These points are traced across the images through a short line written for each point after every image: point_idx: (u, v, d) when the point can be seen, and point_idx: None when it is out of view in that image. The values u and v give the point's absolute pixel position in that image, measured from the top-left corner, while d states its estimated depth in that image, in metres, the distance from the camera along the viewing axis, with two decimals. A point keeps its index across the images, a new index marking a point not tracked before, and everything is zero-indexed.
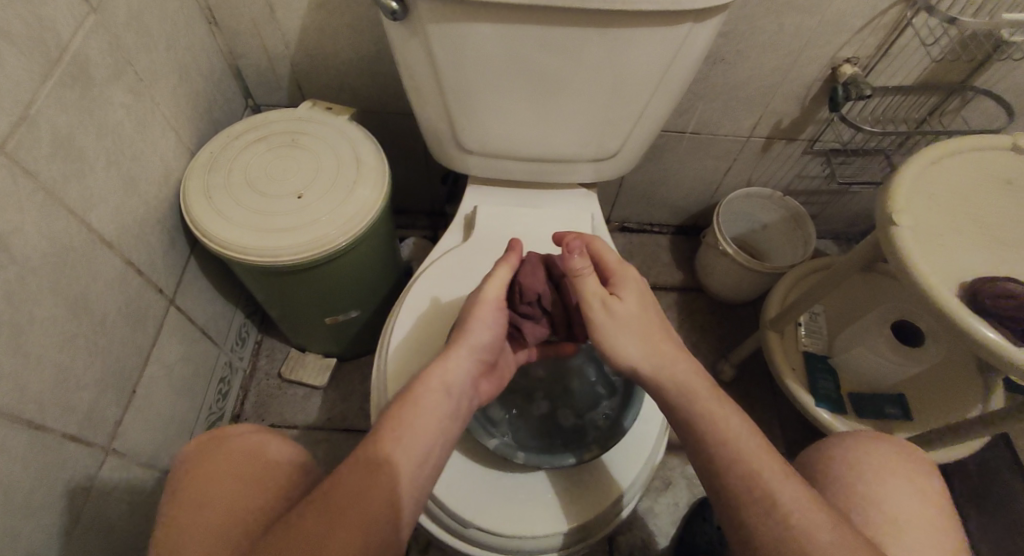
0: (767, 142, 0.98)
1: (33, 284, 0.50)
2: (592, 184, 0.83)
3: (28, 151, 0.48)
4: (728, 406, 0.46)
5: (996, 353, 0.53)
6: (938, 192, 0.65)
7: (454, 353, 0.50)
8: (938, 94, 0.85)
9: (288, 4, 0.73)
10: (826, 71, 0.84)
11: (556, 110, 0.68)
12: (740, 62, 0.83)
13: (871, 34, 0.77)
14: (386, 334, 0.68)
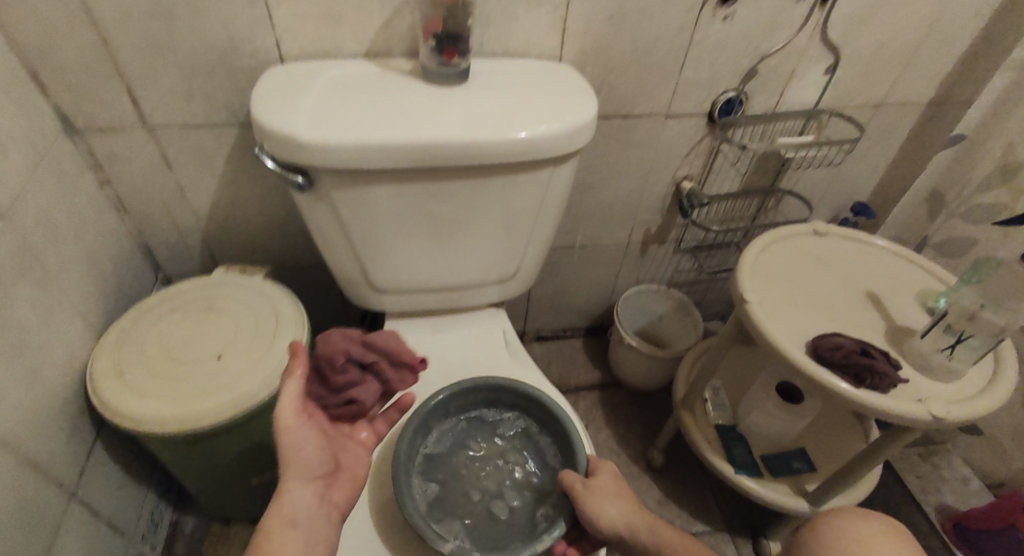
0: (642, 247, 1.15)
1: None
2: (499, 304, 0.92)
3: None
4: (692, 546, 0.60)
5: (849, 395, 0.65)
6: (772, 272, 0.81)
7: (286, 487, 0.54)
8: (759, 197, 1.07)
9: (199, 185, 0.80)
10: (672, 187, 1.03)
11: (455, 247, 0.78)
12: (602, 187, 1.00)
13: (695, 157, 0.98)
14: None
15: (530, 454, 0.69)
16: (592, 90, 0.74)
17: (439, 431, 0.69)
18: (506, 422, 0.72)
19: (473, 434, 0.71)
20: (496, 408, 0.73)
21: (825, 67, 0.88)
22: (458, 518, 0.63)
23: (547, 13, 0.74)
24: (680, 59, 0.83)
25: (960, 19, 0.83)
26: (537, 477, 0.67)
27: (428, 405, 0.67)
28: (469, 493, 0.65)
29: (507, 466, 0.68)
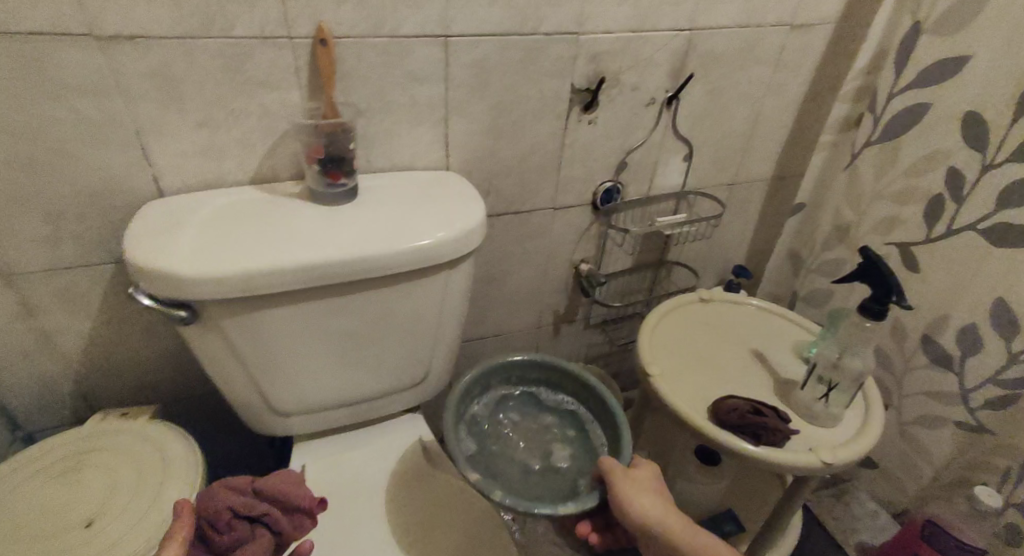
0: (554, 327, 1.18)
1: None
2: (416, 409, 0.89)
3: None
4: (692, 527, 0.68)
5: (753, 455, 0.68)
6: (669, 341, 0.86)
7: None
8: (651, 270, 1.16)
9: (69, 328, 0.74)
10: (571, 270, 1.10)
11: (360, 358, 0.77)
12: (506, 277, 1.04)
13: (587, 241, 1.06)
14: None
15: (565, 429, 0.91)
16: (478, 196, 0.79)
17: (478, 408, 0.91)
18: (563, 405, 0.94)
19: (531, 407, 0.94)
20: (555, 393, 0.96)
21: (682, 156, 1.01)
22: (498, 470, 0.83)
23: (429, 131, 0.80)
24: (556, 159, 0.92)
25: (779, 111, 1.00)
26: (572, 461, 0.85)
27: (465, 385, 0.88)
28: (507, 463, 0.84)
29: (533, 437, 0.89)
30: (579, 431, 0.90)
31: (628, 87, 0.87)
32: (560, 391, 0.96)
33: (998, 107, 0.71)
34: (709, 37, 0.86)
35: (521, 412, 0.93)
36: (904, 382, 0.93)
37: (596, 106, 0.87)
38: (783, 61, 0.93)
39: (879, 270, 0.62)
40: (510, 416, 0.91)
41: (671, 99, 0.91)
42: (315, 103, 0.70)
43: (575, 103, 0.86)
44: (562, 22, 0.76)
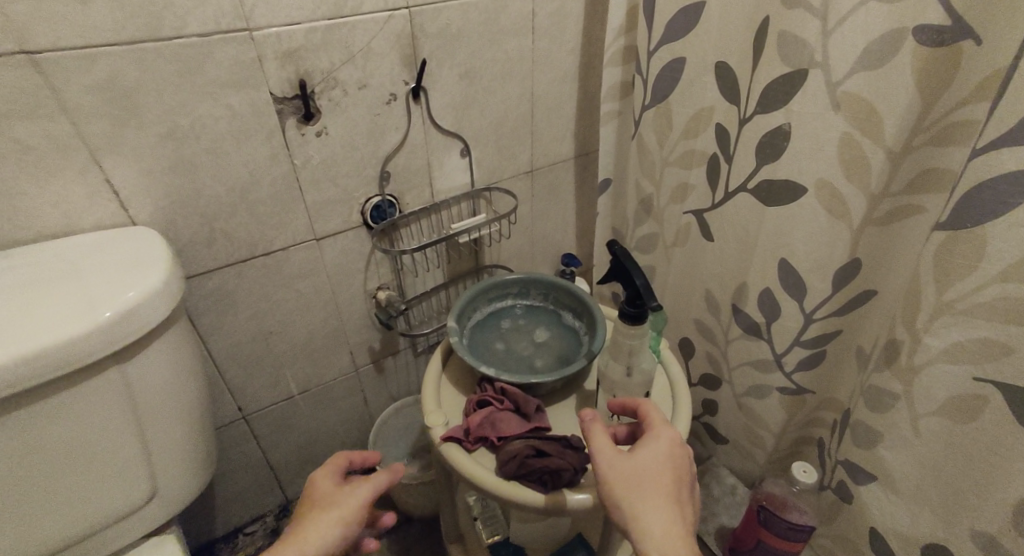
0: (376, 365, 1.03)
1: None
2: (165, 526, 0.70)
3: None
4: (673, 513, 0.47)
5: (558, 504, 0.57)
6: (461, 380, 0.73)
7: None
8: (468, 279, 1.04)
9: None
10: (370, 301, 0.94)
11: (20, 508, 0.55)
12: (286, 327, 0.87)
13: (378, 267, 0.91)
14: None
15: (564, 338, 0.76)
16: (166, 255, 0.61)
17: (494, 303, 0.80)
18: (566, 314, 0.78)
19: (563, 304, 0.79)
20: (567, 304, 0.79)
21: (458, 152, 0.88)
22: (520, 346, 0.74)
23: (77, 180, 0.61)
24: (294, 185, 0.75)
25: (553, 85, 0.90)
26: (558, 355, 0.73)
27: (529, 278, 0.80)
28: (495, 346, 0.74)
29: (527, 332, 0.76)
30: (566, 333, 0.76)
31: (353, 85, 0.72)
32: (567, 304, 0.79)
33: (740, 53, 0.64)
34: (435, 13, 0.72)
35: (545, 322, 0.78)
36: (727, 353, 0.88)
37: (318, 114, 0.71)
38: (539, 29, 0.82)
39: (624, 269, 0.55)
40: (508, 317, 0.78)
41: (416, 90, 0.77)
42: None
43: (286, 114, 0.69)
44: (219, 18, 0.59)
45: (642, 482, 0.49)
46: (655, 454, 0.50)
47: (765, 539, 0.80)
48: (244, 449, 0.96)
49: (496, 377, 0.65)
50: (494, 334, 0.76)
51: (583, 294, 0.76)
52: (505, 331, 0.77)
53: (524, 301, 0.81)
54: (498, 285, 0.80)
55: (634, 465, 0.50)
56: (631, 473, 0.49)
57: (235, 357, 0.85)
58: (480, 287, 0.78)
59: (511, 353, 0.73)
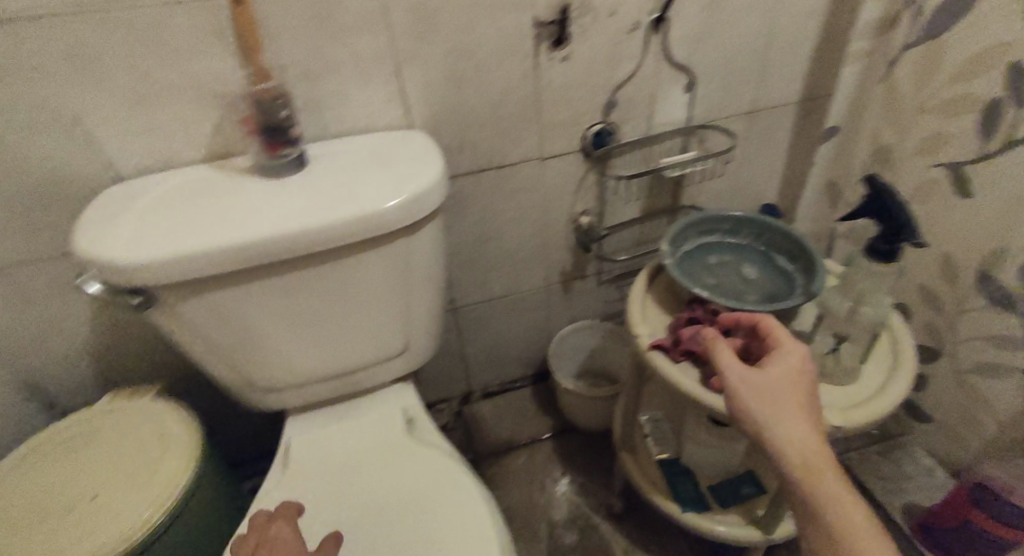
0: (564, 285, 1.12)
1: None
2: (406, 377, 0.88)
3: None
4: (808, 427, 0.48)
5: None
6: (665, 302, 0.79)
7: None
8: (664, 216, 1.06)
9: (68, 314, 0.77)
10: (572, 224, 1.02)
11: (331, 335, 0.74)
12: (501, 236, 0.99)
13: (586, 192, 0.98)
14: None
15: (776, 276, 0.75)
16: (440, 154, 0.73)
17: (702, 236, 0.82)
18: (778, 257, 0.78)
19: (775, 246, 0.79)
20: (780, 247, 0.79)
21: (683, 86, 0.88)
22: (728, 278, 0.76)
23: (380, 86, 0.74)
24: (534, 106, 0.83)
25: (799, 19, 0.85)
26: (768, 291, 0.73)
27: (742, 216, 0.81)
28: (703, 274, 0.77)
29: (735, 267, 0.78)
30: (777, 273, 0.76)
31: (604, 11, 0.76)
32: (779, 247, 0.79)
33: None
34: None
35: (754, 261, 0.78)
36: (955, 325, 0.80)
37: (567, 39, 0.77)
38: None
39: (888, 203, 0.59)
40: (716, 252, 0.80)
41: (659, 19, 0.79)
42: (247, 68, 0.64)
43: (542, 38, 0.76)
44: None
45: (775, 394, 0.50)
46: (786, 367, 0.52)
47: (975, 520, 0.76)
48: (449, 337, 1.13)
49: (709, 300, 0.69)
50: (702, 263, 0.79)
51: (804, 237, 0.75)
52: (713, 263, 0.79)
53: (733, 240, 0.82)
54: (709, 220, 0.82)
55: (764, 381, 0.51)
56: (761, 393, 0.51)
57: (459, 256, 0.99)
58: (692, 219, 0.81)
59: (719, 283, 0.75)
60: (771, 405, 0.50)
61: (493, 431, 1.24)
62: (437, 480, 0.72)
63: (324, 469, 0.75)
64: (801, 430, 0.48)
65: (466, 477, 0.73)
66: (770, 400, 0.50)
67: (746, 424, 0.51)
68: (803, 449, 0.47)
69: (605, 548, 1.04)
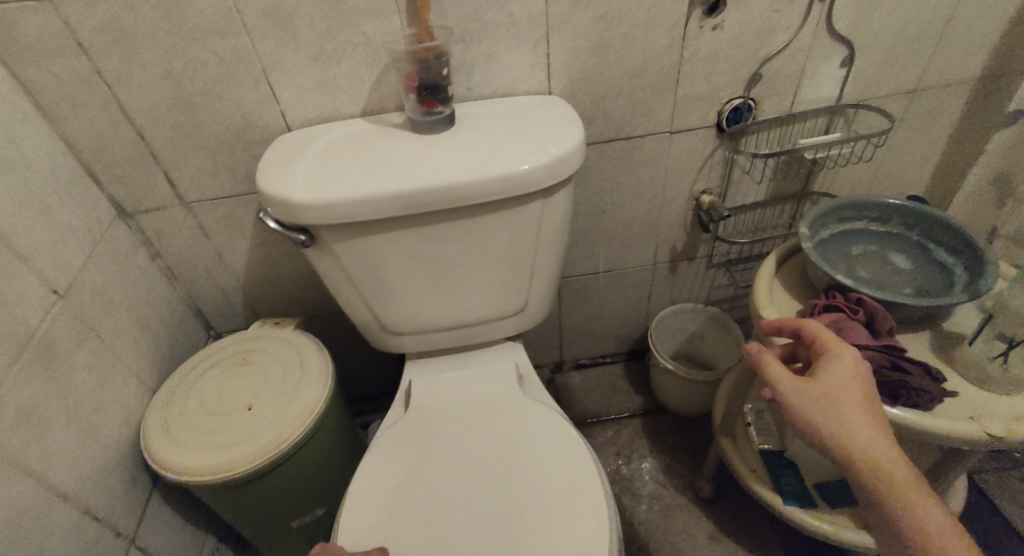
0: (672, 265, 1.10)
1: (19, 546, 0.54)
2: (515, 337, 0.92)
3: (11, 445, 0.56)
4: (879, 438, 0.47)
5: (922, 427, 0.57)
6: (795, 288, 0.75)
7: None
8: (791, 202, 1.01)
9: (234, 248, 0.87)
10: (692, 202, 0.99)
11: (457, 287, 0.79)
12: (617, 210, 0.99)
13: (711, 170, 0.95)
14: (343, 508, 0.71)
15: (929, 271, 0.70)
16: (578, 120, 0.74)
17: (844, 222, 0.77)
18: (934, 250, 0.72)
19: (930, 239, 0.73)
20: (936, 240, 0.72)
21: (839, 61, 0.82)
22: (873, 268, 0.71)
23: (528, 51, 0.75)
24: (674, 76, 0.81)
25: None
26: (920, 287, 0.68)
27: (894, 204, 0.75)
28: (844, 262, 0.72)
29: (881, 257, 0.72)
30: (932, 268, 0.70)
31: None
32: (935, 241, 0.72)
33: None
34: None
35: (904, 253, 0.73)
36: None
37: (722, 7, 0.74)
38: None
39: None
40: (858, 239, 0.75)
41: None
42: (413, 29, 0.69)
43: (695, 5, 0.74)
44: None
45: (835, 400, 0.48)
46: (842, 377, 0.49)
47: None
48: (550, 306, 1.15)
49: (852, 288, 0.65)
50: (843, 250, 0.74)
51: (969, 230, 0.68)
52: (856, 251, 0.74)
53: (878, 227, 0.76)
54: (854, 206, 0.77)
55: (826, 397, 0.49)
56: (827, 413, 0.48)
57: (574, 226, 1.00)
58: (836, 203, 0.76)
59: (862, 273, 0.71)
60: (840, 425, 0.48)
61: (582, 403, 1.26)
62: (547, 435, 0.76)
63: (431, 404, 0.82)
64: (878, 444, 0.47)
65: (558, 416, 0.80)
66: (837, 419, 0.48)
67: (815, 441, 0.49)
68: (883, 463, 0.47)
69: (691, 530, 1.04)
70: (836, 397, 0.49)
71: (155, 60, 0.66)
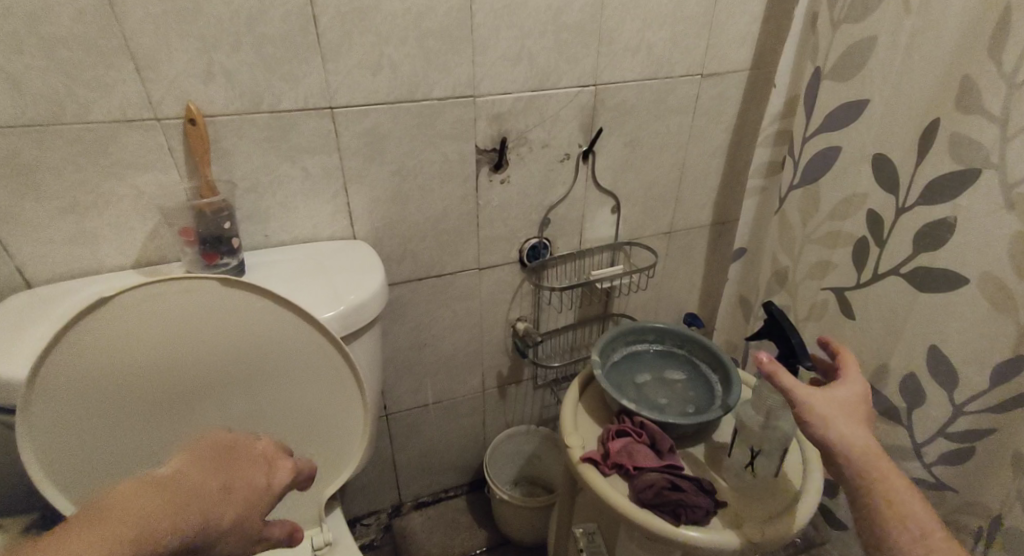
0: (500, 389, 1.13)
1: None
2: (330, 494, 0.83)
3: None
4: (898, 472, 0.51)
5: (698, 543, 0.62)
6: (596, 411, 0.81)
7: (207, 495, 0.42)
8: (595, 323, 1.12)
9: None
10: (508, 330, 1.05)
11: None
12: (438, 341, 1.00)
13: (522, 300, 1.02)
14: None
15: (696, 386, 0.81)
16: (378, 265, 0.75)
17: (630, 346, 0.87)
18: (699, 366, 0.84)
19: (695, 356, 0.85)
20: (699, 357, 0.85)
21: (609, 208, 0.98)
22: (654, 388, 0.80)
23: (327, 201, 0.77)
24: (473, 222, 0.89)
25: (706, 158, 0.98)
26: (692, 401, 0.78)
27: (665, 329, 0.87)
28: (632, 385, 0.80)
29: (661, 376, 0.82)
30: (698, 382, 0.81)
31: (538, 144, 0.85)
32: (699, 358, 0.85)
33: (905, 145, 0.69)
34: (616, 91, 0.84)
35: (678, 370, 0.84)
36: None
37: (505, 165, 0.85)
38: (700, 109, 0.91)
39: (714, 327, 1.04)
40: (642, 362, 0.85)
41: (586, 152, 0.89)
42: (192, 181, 0.67)
43: (482, 163, 0.84)
44: (454, 87, 0.75)
45: (825, 419, 0.53)
46: (838, 401, 0.55)
47: None
48: (380, 445, 1.08)
49: (636, 412, 0.72)
50: (631, 374, 0.83)
51: (718, 350, 0.82)
52: (641, 373, 0.83)
53: (657, 349, 0.87)
54: (637, 331, 0.87)
55: (824, 411, 0.54)
56: (821, 427, 0.53)
57: (397, 361, 0.98)
58: (620, 328, 0.86)
59: (647, 394, 0.79)
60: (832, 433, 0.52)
61: (422, 548, 1.15)
62: None
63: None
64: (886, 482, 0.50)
65: (360, 431, 0.71)
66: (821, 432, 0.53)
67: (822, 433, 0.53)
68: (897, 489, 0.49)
69: None
70: (831, 420, 0.53)
71: None
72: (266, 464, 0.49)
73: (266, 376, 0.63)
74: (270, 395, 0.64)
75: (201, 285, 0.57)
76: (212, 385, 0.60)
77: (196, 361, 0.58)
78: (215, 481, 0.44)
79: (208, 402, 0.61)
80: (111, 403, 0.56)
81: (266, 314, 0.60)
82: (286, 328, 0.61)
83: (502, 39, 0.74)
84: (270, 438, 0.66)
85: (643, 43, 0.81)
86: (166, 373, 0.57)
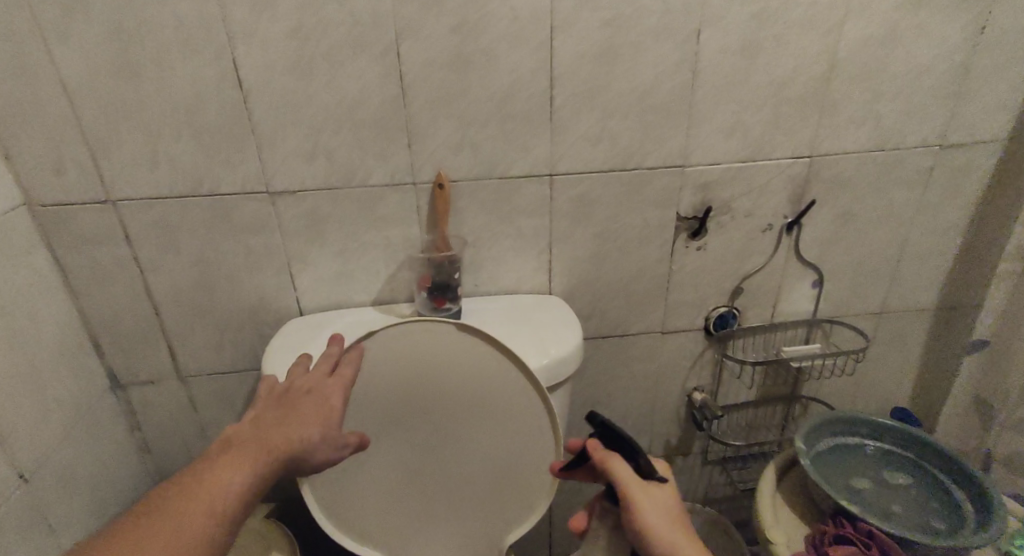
0: (667, 459, 1.07)
1: None
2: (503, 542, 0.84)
3: None
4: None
5: None
6: (800, 507, 0.73)
7: (290, 418, 0.56)
8: (781, 404, 1.02)
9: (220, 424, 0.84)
10: (684, 398, 1.01)
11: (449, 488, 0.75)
12: (612, 400, 0.99)
13: (702, 369, 0.98)
14: None
15: (931, 499, 0.70)
16: (577, 322, 0.78)
17: (839, 439, 0.78)
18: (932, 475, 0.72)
19: (925, 461, 0.74)
20: (930, 464, 0.73)
21: (811, 282, 0.91)
22: (877, 492, 0.71)
23: (532, 257, 0.83)
24: (664, 286, 0.89)
25: (935, 234, 0.88)
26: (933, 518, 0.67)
27: (887, 426, 0.76)
28: (846, 485, 0.72)
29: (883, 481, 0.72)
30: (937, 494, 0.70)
31: (742, 213, 0.83)
32: (930, 465, 0.73)
33: None
34: (834, 162, 0.80)
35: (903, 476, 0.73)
36: None
37: (705, 232, 0.84)
38: (932, 181, 0.83)
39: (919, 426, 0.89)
40: (855, 460, 0.75)
41: (793, 223, 0.85)
42: (429, 235, 0.77)
43: (682, 229, 0.84)
44: (667, 157, 0.77)
45: (664, 508, 0.50)
46: (650, 500, 0.49)
47: None
48: None
49: (862, 519, 0.64)
50: (842, 472, 0.74)
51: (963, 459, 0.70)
52: (854, 473, 0.74)
53: (872, 446, 0.77)
54: (849, 423, 0.78)
55: (657, 499, 0.50)
56: (663, 519, 0.49)
57: (570, 415, 0.99)
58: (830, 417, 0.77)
59: (869, 500, 0.70)
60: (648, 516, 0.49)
61: None
62: None
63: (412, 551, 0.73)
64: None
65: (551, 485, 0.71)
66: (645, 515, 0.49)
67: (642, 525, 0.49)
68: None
69: None
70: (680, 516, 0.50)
71: (192, 248, 0.71)
72: (323, 375, 0.62)
73: (477, 417, 0.69)
74: (479, 433, 0.69)
75: (436, 326, 0.67)
76: (435, 415, 0.68)
77: (428, 391, 0.67)
78: (289, 413, 0.56)
79: (428, 429, 0.69)
80: (362, 413, 0.67)
81: (486, 359, 0.67)
82: (501, 372, 0.67)
83: (720, 113, 0.75)
84: (471, 476, 0.71)
85: (871, 114, 0.77)
86: (403, 397, 0.67)
